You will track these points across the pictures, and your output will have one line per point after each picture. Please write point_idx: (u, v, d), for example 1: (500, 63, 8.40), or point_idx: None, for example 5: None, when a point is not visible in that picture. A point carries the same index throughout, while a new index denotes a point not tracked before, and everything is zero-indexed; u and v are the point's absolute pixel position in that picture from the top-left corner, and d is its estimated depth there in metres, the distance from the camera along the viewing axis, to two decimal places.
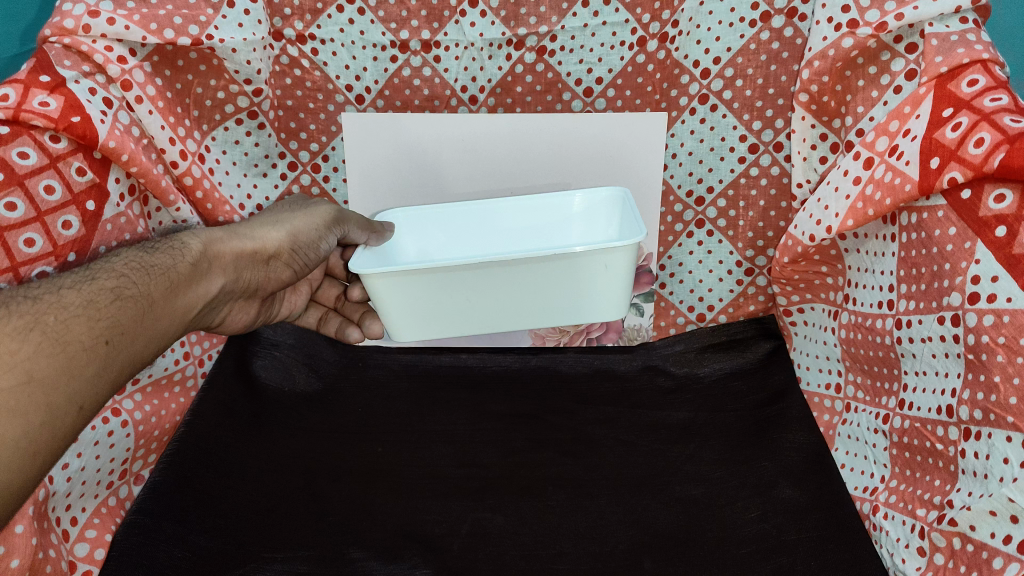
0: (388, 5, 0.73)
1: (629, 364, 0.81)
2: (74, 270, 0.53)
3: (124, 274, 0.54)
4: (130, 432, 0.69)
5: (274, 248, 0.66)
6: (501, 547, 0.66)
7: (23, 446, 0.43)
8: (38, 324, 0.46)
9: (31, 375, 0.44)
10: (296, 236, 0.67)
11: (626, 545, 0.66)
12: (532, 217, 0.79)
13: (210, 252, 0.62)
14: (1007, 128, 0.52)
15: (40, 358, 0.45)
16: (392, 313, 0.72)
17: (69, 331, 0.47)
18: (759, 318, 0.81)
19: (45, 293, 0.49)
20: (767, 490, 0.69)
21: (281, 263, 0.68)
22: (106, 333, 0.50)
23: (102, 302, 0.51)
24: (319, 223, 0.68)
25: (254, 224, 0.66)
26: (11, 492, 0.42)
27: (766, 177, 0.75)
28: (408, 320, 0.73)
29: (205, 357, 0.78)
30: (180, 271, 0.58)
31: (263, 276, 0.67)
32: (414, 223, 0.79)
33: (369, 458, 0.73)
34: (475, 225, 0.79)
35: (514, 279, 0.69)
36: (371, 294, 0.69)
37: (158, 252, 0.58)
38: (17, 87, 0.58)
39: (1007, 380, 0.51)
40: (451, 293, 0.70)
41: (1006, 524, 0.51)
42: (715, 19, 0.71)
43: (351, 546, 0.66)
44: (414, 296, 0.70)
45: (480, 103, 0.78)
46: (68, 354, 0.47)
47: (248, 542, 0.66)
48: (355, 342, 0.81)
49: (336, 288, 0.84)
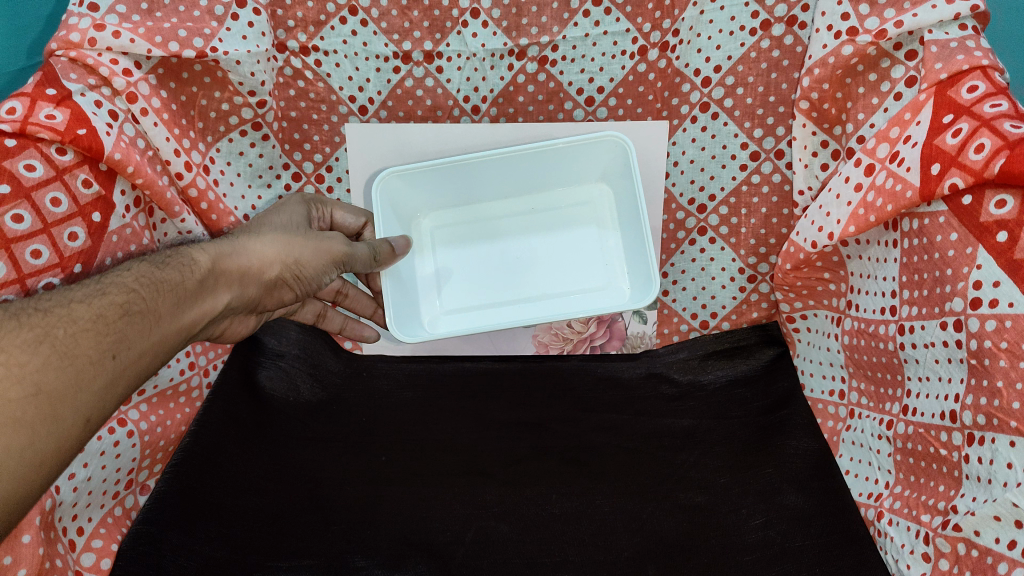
0: (391, 16, 0.74)
1: (632, 371, 0.79)
2: (85, 282, 0.53)
3: (133, 289, 0.53)
4: (135, 442, 0.68)
5: (278, 272, 0.65)
6: (506, 554, 0.69)
7: (28, 457, 0.43)
8: (47, 337, 0.47)
9: (39, 388, 0.45)
10: (301, 264, 0.67)
11: (631, 552, 0.69)
12: (513, 173, 0.78)
13: (218, 269, 0.61)
14: (1007, 133, 0.52)
15: (48, 371, 0.46)
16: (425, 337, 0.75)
17: (77, 344, 0.48)
18: (763, 324, 0.80)
19: (56, 306, 0.50)
20: (772, 496, 0.71)
21: (286, 284, 0.67)
22: (113, 348, 0.50)
23: (111, 316, 0.51)
24: (326, 257, 0.68)
25: (262, 242, 0.65)
26: (13, 502, 0.43)
27: (767, 185, 0.76)
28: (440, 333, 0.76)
29: (211, 367, 0.77)
30: (187, 288, 0.57)
31: (266, 295, 0.66)
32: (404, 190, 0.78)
33: (375, 467, 0.73)
34: (457, 177, 0.78)
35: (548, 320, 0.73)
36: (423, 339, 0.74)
37: (167, 265, 0.57)
38: (24, 100, 0.59)
39: (1009, 385, 0.51)
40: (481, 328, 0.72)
41: (1010, 529, 0.52)
42: (715, 28, 0.72)
43: (356, 555, 0.68)
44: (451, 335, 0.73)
45: (483, 113, 0.78)
46: (76, 368, 0.47)
47: (258, 550, 0.68)
48: (369, 340, 0.82)
49: (336, 282, 0.78)
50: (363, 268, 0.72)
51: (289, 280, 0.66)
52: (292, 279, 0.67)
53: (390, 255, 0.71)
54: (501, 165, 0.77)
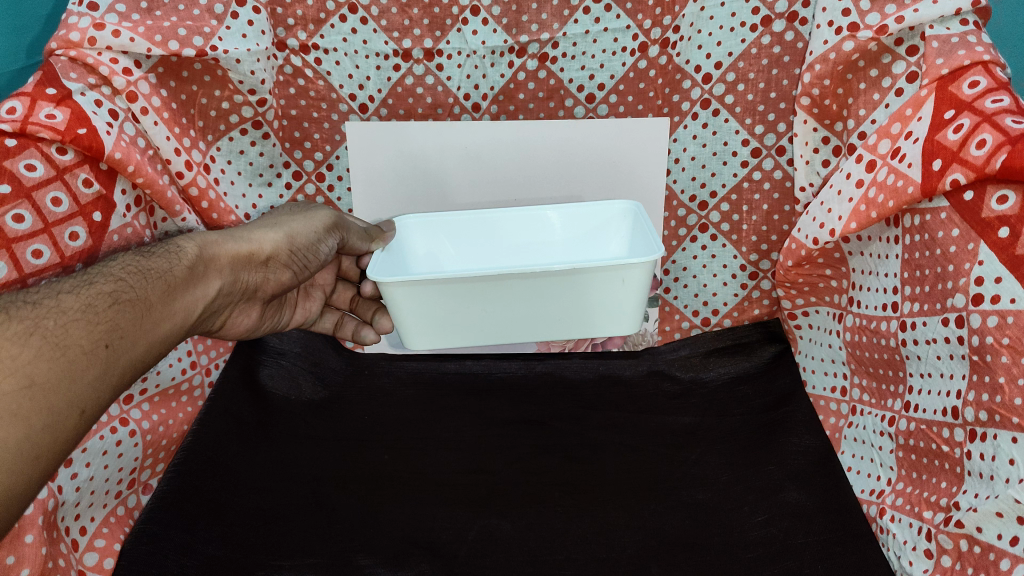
0: (391, 14, 0.74)
1: (635, 369, 0.83)
2: (72, 276, 0.53)
3: (121, 279, 0.54)
4: (138, 441, 0.70)
5: (271, 249, 0.66)
6: (507, 553, 0.64)
7: (25, 451, 0.43)
8: (37, 329, 0.46)
9: (32, 380, 0.44)
10: (294, 238, 0.68)
11: (633, 550, 0.64)
12: (532, 231, 0.79)
13: (207, 255, 0.62)
14: (1008, 128, 0.51)
15: (40, 362, 0.45)
16: (404, 320, 0.71)
17: (68, 335, 0.47)
18: (765, 321, 0.83)
19: (45, 298, 0.49)
20: (773, 493, 0.68)
21: (280, 265, 0.68)
22: (107, 337, 0.49)
23: (100, 306, 0.50)
24: (317, 226, 0.69)
25: (250, 227, 0.67)
26: (11, 497, 0.42)
27: (768, 181, 0.76)
28: (416, 326, 0.71)
29: (212, 366, 0.81)
30: (178, 274, 0.58)
31: (261, 277, 0.67)
32: (427, 241, 0.79)
33: (375, 465, 0.71)
34: (486, 233, 0.79)
35: (535, 287, 0.68)
36: (389, 301, 0.69)
37: (155, 256, 0.58)
38: (24, 100, 0.59)
39: (1011, 382, 0.51)
40: (470, 306, 0.70)
41: (1012, 526, 0.51)
42: (716, 24, 0.72)
43: (358, 553, 0.63)
44: (432, 306, 0.69)
45: (483, 111, 0.78)
46: (70, 359, 0.46)
47: (260, 548, 0.63)
48: (371, 343, 0.83)
49: (349, 290, 0.84)
50: (359, 244, 0.74)
51: (284, 259, 0.68)
52: (287, 258, 0.68)
53: (381, 234, 0.74)
54: (518, 236, 0.79)
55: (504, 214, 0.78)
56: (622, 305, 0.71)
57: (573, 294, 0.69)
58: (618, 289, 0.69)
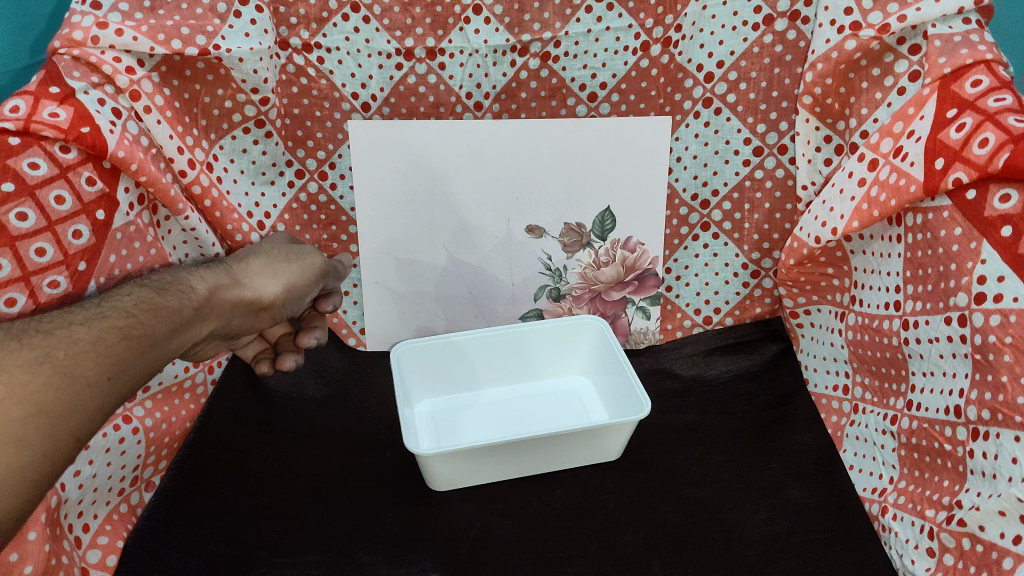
0: (393, 13, 0.74)
1: (638, 367, 0.83)
2: (85, 304, 0.53)
3: (134, 314, 0.54)
4: (141, 439, 0.69)
5: (270, 300, 0.67)
6: (509, 552, 0.63)
7: (26, 477, 0.44)
8: (48, 357, 0.47)
9: (39, 408, 0.45)
10: (293, 289, 0.69)
11: (635, 547, 0.64)
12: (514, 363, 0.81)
13: (211, 299, 0.62)
14: (1011, 127, 0.51)
15: (47, 391, 0.46)
16: (433, 469, 0.65)
17: (77, 365, 0.48)
18: (766, 319, 0.84)
19: (57, 328, 0.50)
20: (777, 492, 0.68)
21: (273, 315, 0.69)
22: (111, 370, 0.50)
23: (110, 340, 0.51)
24: (314, 280, 0.71)
25: (253, 272, 0.67)
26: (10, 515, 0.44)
27: (771, 180, 0.76)
28: (447, 475, 0.66)
29: (216, 363, 0.79)
30: (184, 315, 0.58)
31: (251, 324, 0.67)
32: (418, 360, 0.78)
33: (377, 464, 0.72)
34: (467, 367, 0.79)
35: (553, 446, 0.67)
36: (422, 463, 0.64)
37: (165, 293, 0.58)
38: (28, 98, 0.59)
39: (1014, 380, 0.51)
40: (499, 458, 0.66)
41: (1014, 524, 0.51)
42: (718, 23, 0.72)
43: (361, 551, 0.63)
44: (467, 460, 0.65)
45: (486, 109, 0.78)
46: (74, 389, 0.47)
47: (262, 546, 0.64)
48: (289, 367, 0.74)
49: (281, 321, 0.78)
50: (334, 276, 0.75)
51: (280, 310, 0.69)
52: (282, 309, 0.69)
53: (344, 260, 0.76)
54: (525, 369, 0.81)
55: (534, 329, 0.80)
56: (604, 450, 0.70)
57: (572, 445, 0.67)
58: (606, 439, 0.68)
